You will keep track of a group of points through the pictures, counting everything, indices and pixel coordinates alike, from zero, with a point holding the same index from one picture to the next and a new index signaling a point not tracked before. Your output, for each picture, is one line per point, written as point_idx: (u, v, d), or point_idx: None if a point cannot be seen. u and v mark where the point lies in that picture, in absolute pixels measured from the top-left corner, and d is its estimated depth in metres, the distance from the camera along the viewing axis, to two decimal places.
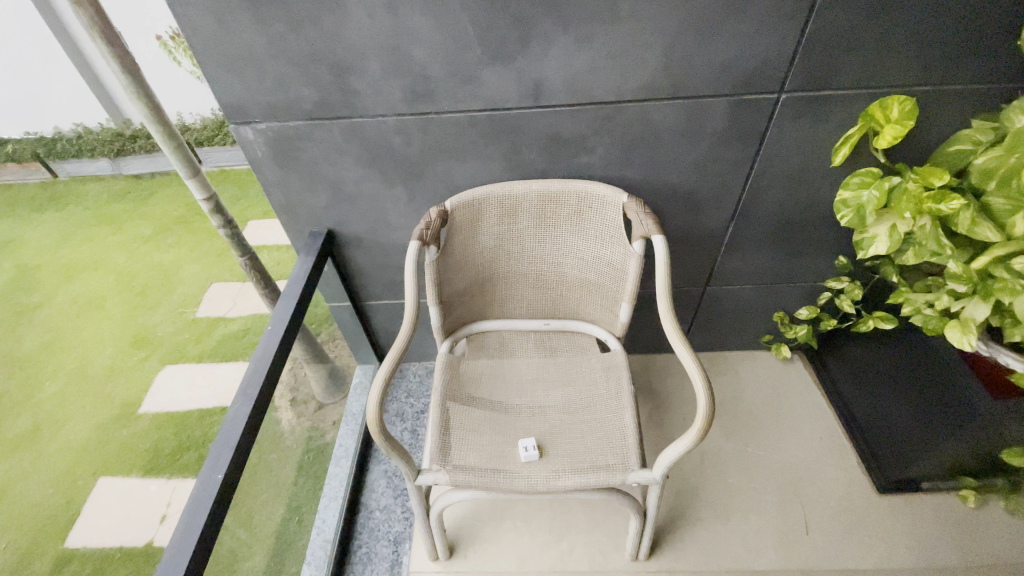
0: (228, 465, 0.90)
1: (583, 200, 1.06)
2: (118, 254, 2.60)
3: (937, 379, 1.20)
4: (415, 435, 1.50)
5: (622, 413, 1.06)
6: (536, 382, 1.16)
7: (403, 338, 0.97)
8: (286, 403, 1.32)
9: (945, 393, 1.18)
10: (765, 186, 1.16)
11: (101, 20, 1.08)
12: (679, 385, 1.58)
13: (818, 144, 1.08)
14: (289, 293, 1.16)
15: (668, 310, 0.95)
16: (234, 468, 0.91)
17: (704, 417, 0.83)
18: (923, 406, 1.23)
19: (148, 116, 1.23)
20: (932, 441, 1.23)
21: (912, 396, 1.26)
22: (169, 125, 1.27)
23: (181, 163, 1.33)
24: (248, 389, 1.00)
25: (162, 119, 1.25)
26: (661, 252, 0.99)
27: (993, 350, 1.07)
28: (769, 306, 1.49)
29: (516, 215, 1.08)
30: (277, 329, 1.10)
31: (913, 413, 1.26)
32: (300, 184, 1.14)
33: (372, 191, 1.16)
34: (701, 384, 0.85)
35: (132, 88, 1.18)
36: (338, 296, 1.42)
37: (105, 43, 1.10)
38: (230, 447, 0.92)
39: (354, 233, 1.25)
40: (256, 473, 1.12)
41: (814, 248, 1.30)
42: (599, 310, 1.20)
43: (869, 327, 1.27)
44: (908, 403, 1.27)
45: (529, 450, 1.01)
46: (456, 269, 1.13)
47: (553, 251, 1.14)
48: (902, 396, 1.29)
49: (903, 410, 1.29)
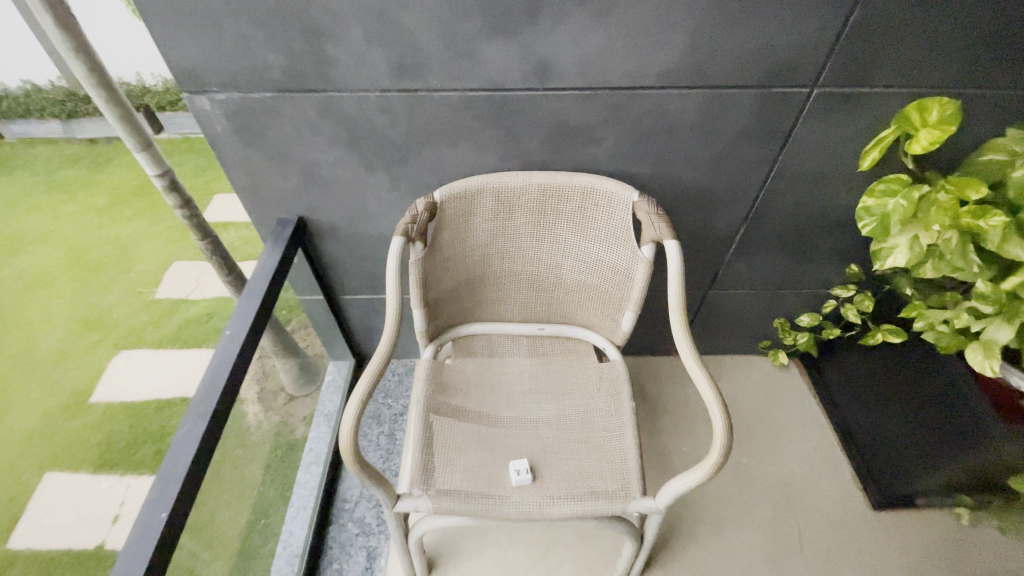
0: (174, 500, 0.73)
1: (588, 197, 0.95)
2: (69, 225, 2.38)
3: (946, 398, 1.14)
4: (392, 440, 1.39)
5: (623, 432, 0.97)
6: (528, 393, 1.06)
7: (383, 349, 0.85)
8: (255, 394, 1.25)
9: (953, 412, 1.13)
10: (784, 188, 1.06)
11: None
12: (673, 390, 1.51)
13: (846, 144, 0.98)
14: (253, 292, 1.00)
15: (683, 325, 0.85)
16: (186, 500, 0.76)
17: (721, 449, 0.75)
18: (928, 424, 1.18)
19: (90, 80, 1.06)
20: (934, 460, 1.19)
21: (916, 413, 1.21)
22: (116, 91, 1.11)
23: (131, 135, 1.17)
24: (201, 405, 0.84)
25: (107, 85, 1.08)
26: (674, 258, 0.90)
27: (1004, 370, 1.04)
28: (771, 311, 1.42)
29: (512, 210, 0.97)
30: (237, 335, 0.94)
31: (915, 430, 1.21)
32: (268, 165, 0.99)
33: (351, 176, 1.02)
34: (719, 411, 0.77)
35: (70, 46, 1.01)
36: (310, 289, 1.28)
37: None
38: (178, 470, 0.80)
39: (328, 222, 1.11)
40: (211, 493, 0.98)
41: (825, 255, 1.22)
42: (597, 317, 1.10)
43: (876, 340, 1.21)
44: (911, 419, 1.22)
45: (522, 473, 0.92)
46: (443, 267, 1.01)
47: (551, 251, 1.03)
48: (904, 412, 1.24)
49: (905, 426, 1.24)
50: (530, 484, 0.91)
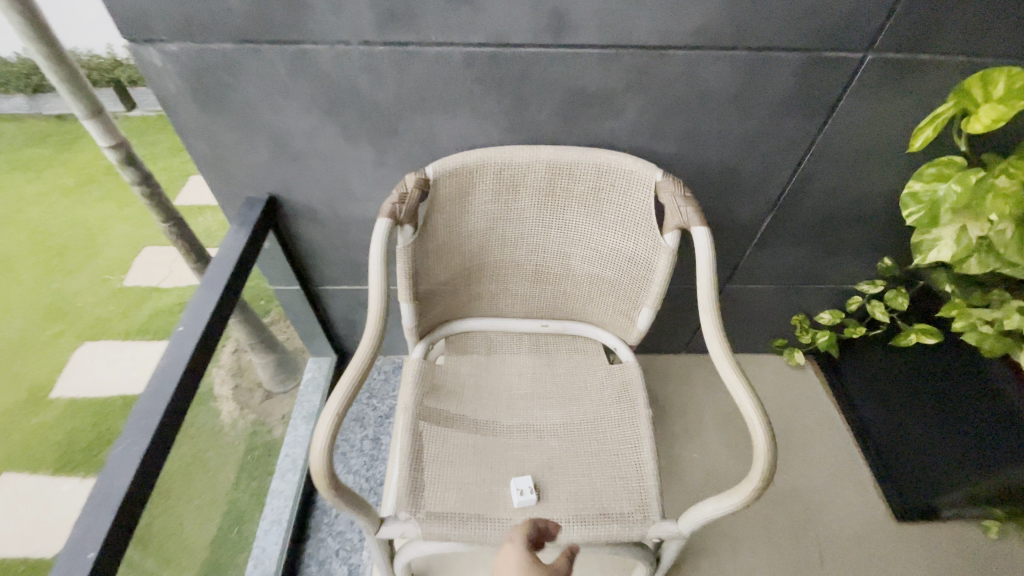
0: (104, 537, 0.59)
1: (604, 176, 0.83)
2: (33, 206, 2.19)
3: (988, 405, 1.05)
4: (377, 445, 1.27)
5: (639, 444, 0.86)
6: (530, 399, 0.94)
7: (365, 350, 0.72)
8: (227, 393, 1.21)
9: (997, 421, 1.03)
10: (820, 171, 0.95)
11: None
12: (683, 392, 1.41)
13: (895, 122, 0.87)
14: (213, 282, 0.84)
15: (718, 325, 0.73)
16: (122, 536, 0.61)
17: (762, 474, 0.64)
18: (964, 434, 1.08)
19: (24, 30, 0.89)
20: (968, 473, 1.09)
21: (951, 422, 1.11)
22: (58, 45, 0.94)
23: (77, 98, 1.01)
24: (143, 418, 0.68)
25: (45, 37, 0.92)
26: (703, 247, 0.78)
27: None
28: (789, 308, 1.31)
29: (516, 190, 0.84)
30: (192, 332, 0.77)
31: (949, 439, 1.11)
32: (233, 133, 0.85)
33: (330, 149, 0.88)
34: (760, 428, 0.65)
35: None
36: (286, 278, 1.14)
37: None
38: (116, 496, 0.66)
39: (304, 201, 0.97)
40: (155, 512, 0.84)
41: (858, 246, 1.11)
42: (609, 313, 0.98)
43: (909, 341, 1.11)
44: (945, 427, 1.12)
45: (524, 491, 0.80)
46: (436, 255, 0.88)
47: (559, 238, 0.90)
48: (936, 420, 1.14)
49: (937, 435, 1.14)
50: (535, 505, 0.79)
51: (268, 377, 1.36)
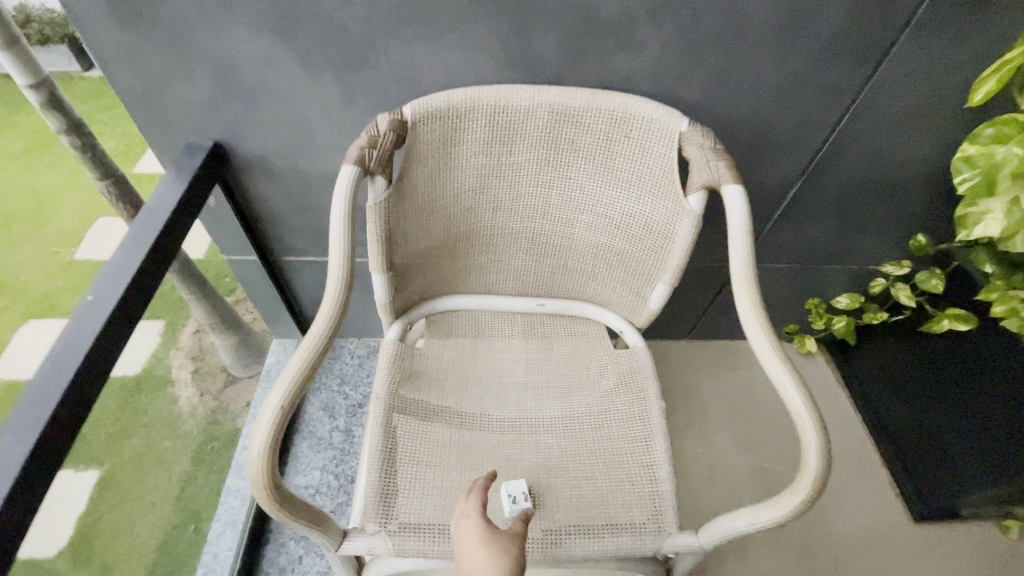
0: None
1: (619, 124, 0.69)
2: None
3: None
4: (349, 437, 1.14)
5: (650, 443, 0.74)
6: (524, 388, 0.81)
7: (322, 327, 0.57)
8: (184, 376, 1.17)
9: None
10: (861, 131, 0.82)
11: None
12: (685, 381, 1.30)
13: (954, 70, 0.75)
14: (137, 242, 0.68)
15: (756, 305, 0.61)
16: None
17: (814, 484, 0.52)
18: (997, 429, 0.99)
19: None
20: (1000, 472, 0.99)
21: (982, 416, 1.01)
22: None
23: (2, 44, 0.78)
24: (32, 408, 0.52)
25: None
26: (737, 210, 0.65)
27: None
28: (805, 290, 1.20)
29: (512, 140, 0.70)
30: (106, 302, 0.61)
31: (978, 435, 1.02)
32: (164, 60, 0.69)
33: (286, 84, 0.72)
34: (811, 428, 0.54)
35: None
36: (241, 246, 0.98)
37: None
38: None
39: (258, 151, 0.81)
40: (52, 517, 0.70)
41: (891, 222, 0.99)
42: (615, 291, 0.85)
43: (940, 329, 1.01)
44: (972, 420, 1.03)
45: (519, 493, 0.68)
46: (414, 216, 0.73)
47: (561, 201, 0.77)
48: (962, 413, 1.04)
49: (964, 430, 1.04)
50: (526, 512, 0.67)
51: (232, 361, 1.24)
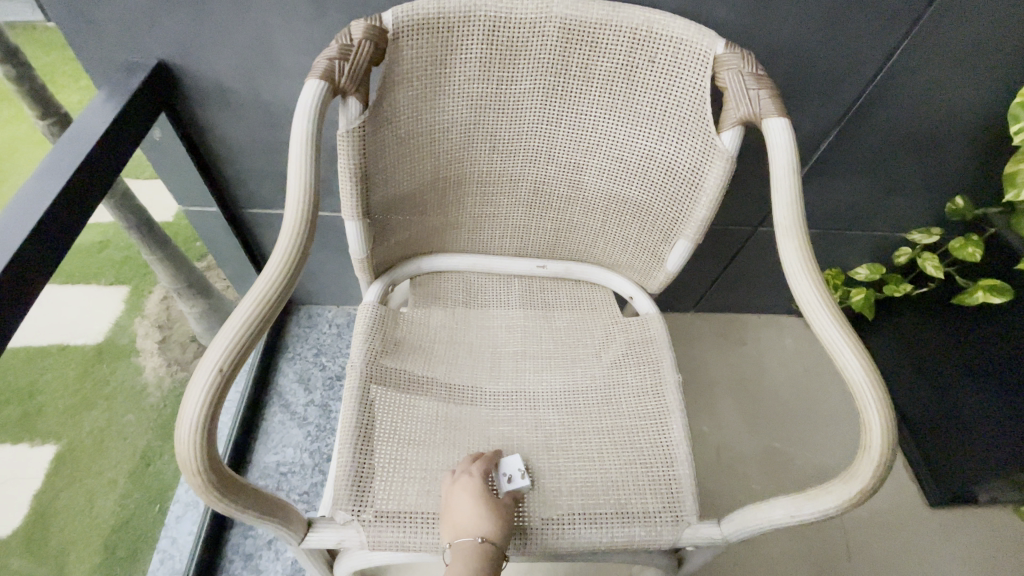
0: None
1: (643, 43, 0.58)
2: None
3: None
4: (326, 412, 1.04)
5: (666, 421, 0.65)
6: (520, 358, 0.71)
7: (278, 274, 0.46)
8: (151, 345, 1.02)
9: None
10: (910, 72, 0.73)
11: None
12: (693, 358, 1.21)
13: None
14: (54, 170, 0.56)
15: (805, 260, 0.52)
16: None
17: (875, 470, 0.44)
18: None
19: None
20: None
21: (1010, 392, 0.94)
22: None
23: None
24: None
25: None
26: (780, 147, 0.55)
27: None
28: (822, 259, 1.11)
29: (515, 60, 0.59)
30: (9, 238, 0.50)
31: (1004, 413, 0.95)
32: None
33: None
34: (874, 403, 0.45)
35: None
36: (199, 193, 0.86)
37: None
38: None
39: (212, 73, 0.69)
40: None
41: (926, 182, 0.90)
42: (628, 251, 0.75)
43: (972, 302, 0.92)
44: (999, 399, 0.95)
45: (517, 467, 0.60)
46: (396, 152, 0.62)
47: (569, 140, 0.66)
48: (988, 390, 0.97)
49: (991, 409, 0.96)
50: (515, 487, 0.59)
51: (201, 330, 1.06)
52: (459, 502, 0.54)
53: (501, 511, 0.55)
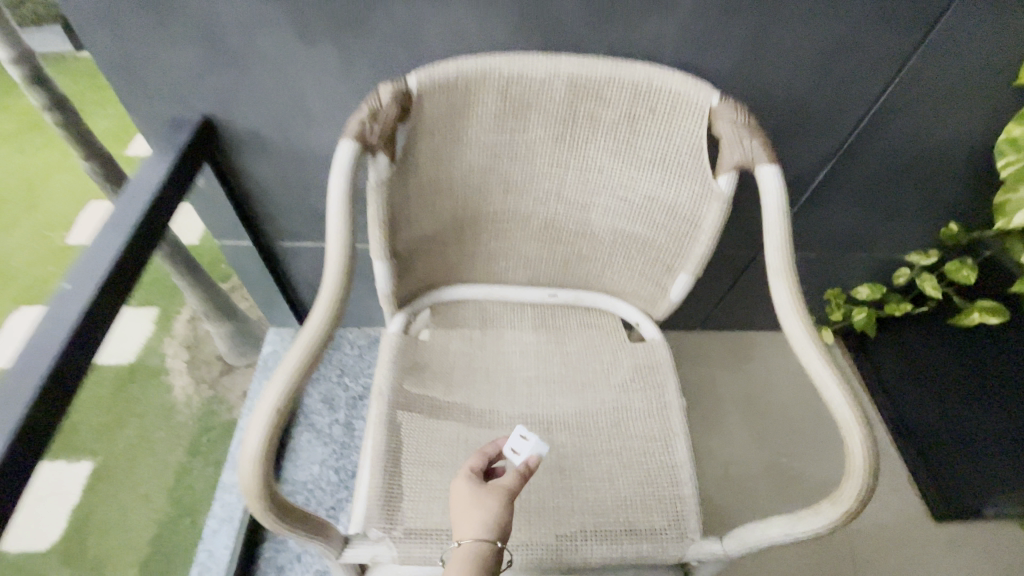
0: None
1: (644, 96, 0.63)
2: None
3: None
4: (348, 431, 1.09)
5: (672, 443, 0.69)
6: (534, 383, 0.76)
7: (321, 318, 0.52)
8: (179, 365, 1.10)
9: None
10: (901, 111, 0.77)
11: None
12: (700, 375, 1.25)
13: (1005, 44, 0.69)
14: (119, 223, 0.63)
15: (795, 298, 0.56)
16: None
17: (858, 493, 0.48)
18: None
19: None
20: None
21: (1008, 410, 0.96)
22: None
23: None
24: None
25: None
26: (772, 193, 0.59)
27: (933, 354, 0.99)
28: (826, 280, 1.14)
29: (526, 113, 0.64)
30: (84, 289, 0.56)
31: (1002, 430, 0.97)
32: (145, 21, 0.63)
33: (279, 49, 0.65)
34: (856, 430, 0.49)
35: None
36: (235, 229, 0.92)
37: None
38: None
39: (250, 126, 0.75)
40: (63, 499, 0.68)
41: (923, 208, 0.94)
42: (635, 281, 0.79)
43: (969, 322, 0.96)
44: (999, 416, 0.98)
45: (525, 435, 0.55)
46: (419, 198, 0.68)
47: (577, 182, 0.71)
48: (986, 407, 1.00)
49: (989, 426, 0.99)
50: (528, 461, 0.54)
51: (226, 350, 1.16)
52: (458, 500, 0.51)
53: (495, 494, 0.50)
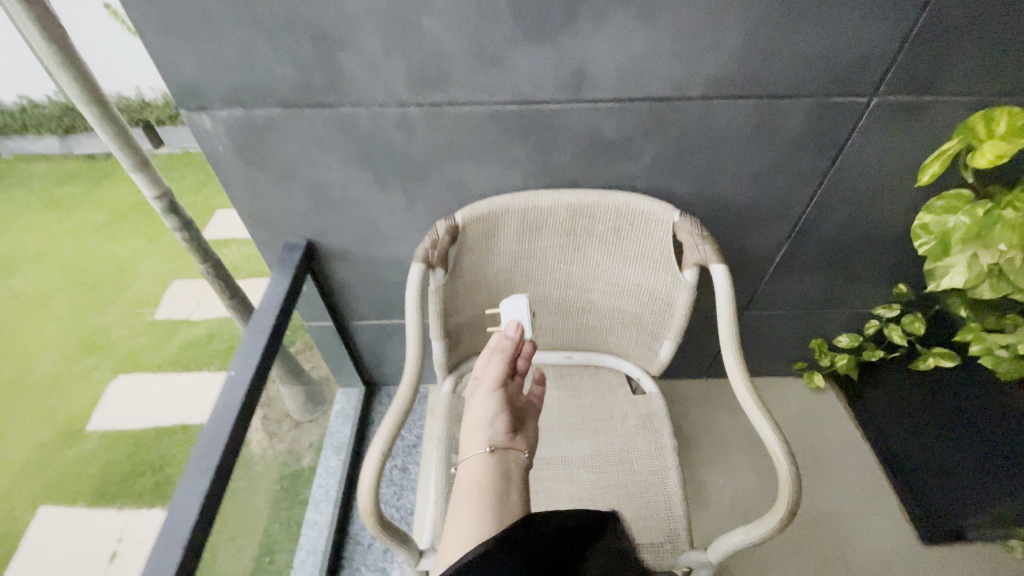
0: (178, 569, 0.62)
1: (623, 216, 0.87)
2: (110, 266, 2.10)
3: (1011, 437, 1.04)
4: (406, 474, 1.31)
5: (667, 475, 0.89)
6: (558, 430, 0.96)
7: (406, 390, 0.77)
8: None
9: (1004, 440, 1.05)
10: (834, 204, 0.98)
11: (65, 45, 0.87)
12: (705, 418, 1.43)
13: (905, 158, 0.90)
14: (259, 326, 0.90)
15: (740, 363, 0.78)
16: (194, 560, 0.66)
17: (788, 504, 0.68)
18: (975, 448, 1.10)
19: (53, 56, 0.86)
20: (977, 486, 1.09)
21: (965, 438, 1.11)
22: (86, 71, 0.91)
23: (114, 138, 0.99)
24: (204, 459, 0.73)
25: (71, 60, 0.88)
26: (722, 284, 0.81)
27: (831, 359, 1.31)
28: (809, 332, 1.32)
29: (539, 230, 0.89)
30: (243, 377, 0.82)
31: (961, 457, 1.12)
32: (272, 187, 0.89)
33: (362, 197, 0.92)
34: (780, 457, 0.70)
35: (31, 25, 0.82)
36: (320, 315, 1.19)
37: (42, 34, 0.84)
38: (185, 523, 0.67)
39: (339, 244, 1.02)
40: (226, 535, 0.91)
41: (875, 272, 1.13)
42: (633, 345, 1.02)
43: (926, 365, 1.14)
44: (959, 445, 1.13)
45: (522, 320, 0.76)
46: (464, 294, 0.92)
47: (581, 274, 0.94)
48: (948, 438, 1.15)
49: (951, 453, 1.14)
50: (516, 344, 0.71)
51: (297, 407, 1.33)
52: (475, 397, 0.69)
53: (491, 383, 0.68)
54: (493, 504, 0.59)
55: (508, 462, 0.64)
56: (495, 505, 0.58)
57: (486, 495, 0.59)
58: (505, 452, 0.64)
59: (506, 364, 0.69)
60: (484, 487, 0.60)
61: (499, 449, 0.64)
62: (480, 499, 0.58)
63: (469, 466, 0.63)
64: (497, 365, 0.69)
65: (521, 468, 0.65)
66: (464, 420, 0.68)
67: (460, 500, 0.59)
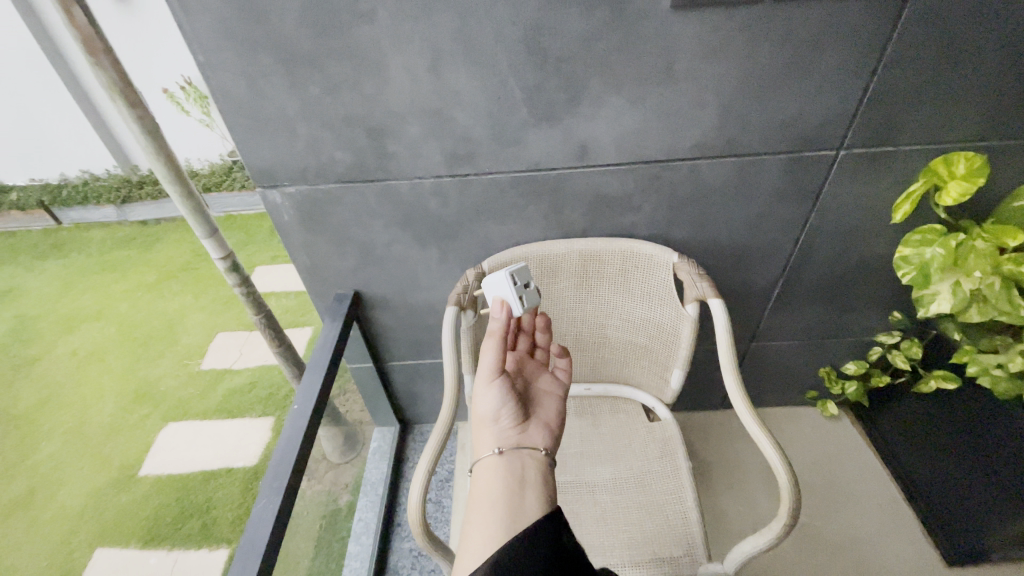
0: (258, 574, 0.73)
1: (628, 260, 0.99)
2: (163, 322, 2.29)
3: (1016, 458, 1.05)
4: (440, 507, 1.39)
5: (683, 494, 0.96)
6: (581, 457, 1.05)
7: (445, 418, 0.88)
8: None
9: (1001, 458, 1.08)
10: (820, 242, 1.09)
11: (157, 138, 1.01)
12: (721, 448, 1.48)
13: (876, 200, 1.02)
14: (316, 368, 1.03)
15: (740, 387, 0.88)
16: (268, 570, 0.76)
17: (790, 512, 0.77)
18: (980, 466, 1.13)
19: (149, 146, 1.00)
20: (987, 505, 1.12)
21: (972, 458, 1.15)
22: (173, 156, 1.05)
23: (192, 212, 1.12)
24: (275, 481, 0.85)
25: (164, 149, 1.02)
26: (720, 316, 0.92)
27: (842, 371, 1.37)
28: (816, 361, 1.40)
29: (556, 274, 1.01)
30: (304, 411, 0.95)
31: (970, 477, 1.15)
32: (327, 248, 1.05)
33: (403, 253, 1.07)
34: (781, 469, 0.78)
35: (135, 126, 0.98)
36: (361, 357, 1.32)
37: (142, 129, 0.98)
38: (261, 537, 0.78)
39: (381, 295, 1.16)
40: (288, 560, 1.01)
41: (868, 302, 1.23)
42: (646, 375, 1.12)
43: (930, 386, 1.18)
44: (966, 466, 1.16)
45: (508, 299, 0.81)
46: None
47: (595, 312, 1.06)
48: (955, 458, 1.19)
49: (961, 474, 1.18)
50: (501, 329, 0.77)
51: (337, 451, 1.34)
52: (479, 392, 0.76)
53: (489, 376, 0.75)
54: (510, 503, 0.65)
55: (522, 457, 0.71)
56: (511, 505, 0.64)
57: (498, 498, 0.65)
58: (516, 453, 0.71)
59: (499, 354, 0.75)
60: (500, 490, 0.66)
61: (511, 450, 0.71)
62: (492, 501, 0.64)
63: (485, 466, 0.70)
64: (492, 359, 0.75)
65: (536, 455, 0.72)
66: (476, 418, 0.76)
67: (478, 501, 0.66)
